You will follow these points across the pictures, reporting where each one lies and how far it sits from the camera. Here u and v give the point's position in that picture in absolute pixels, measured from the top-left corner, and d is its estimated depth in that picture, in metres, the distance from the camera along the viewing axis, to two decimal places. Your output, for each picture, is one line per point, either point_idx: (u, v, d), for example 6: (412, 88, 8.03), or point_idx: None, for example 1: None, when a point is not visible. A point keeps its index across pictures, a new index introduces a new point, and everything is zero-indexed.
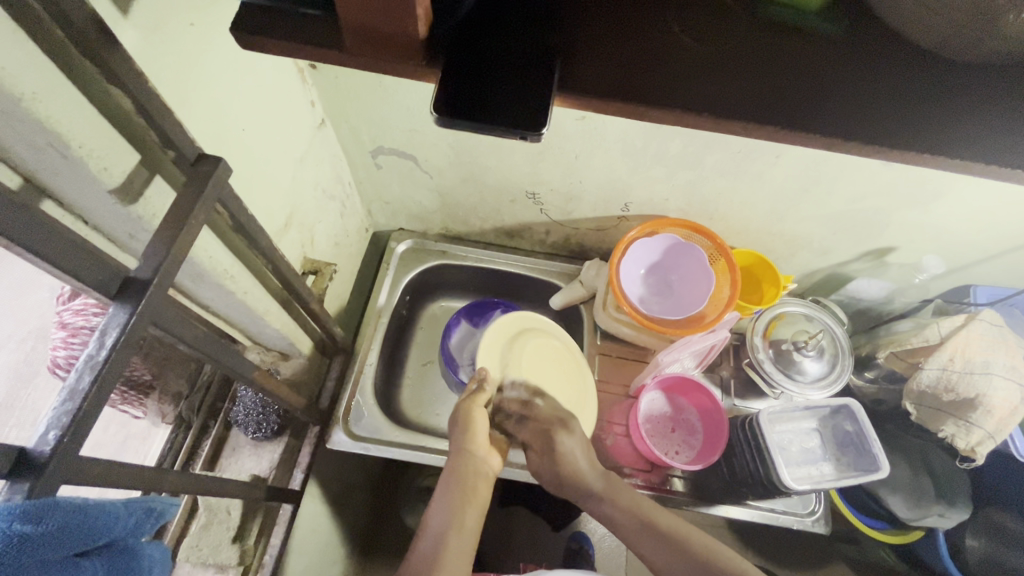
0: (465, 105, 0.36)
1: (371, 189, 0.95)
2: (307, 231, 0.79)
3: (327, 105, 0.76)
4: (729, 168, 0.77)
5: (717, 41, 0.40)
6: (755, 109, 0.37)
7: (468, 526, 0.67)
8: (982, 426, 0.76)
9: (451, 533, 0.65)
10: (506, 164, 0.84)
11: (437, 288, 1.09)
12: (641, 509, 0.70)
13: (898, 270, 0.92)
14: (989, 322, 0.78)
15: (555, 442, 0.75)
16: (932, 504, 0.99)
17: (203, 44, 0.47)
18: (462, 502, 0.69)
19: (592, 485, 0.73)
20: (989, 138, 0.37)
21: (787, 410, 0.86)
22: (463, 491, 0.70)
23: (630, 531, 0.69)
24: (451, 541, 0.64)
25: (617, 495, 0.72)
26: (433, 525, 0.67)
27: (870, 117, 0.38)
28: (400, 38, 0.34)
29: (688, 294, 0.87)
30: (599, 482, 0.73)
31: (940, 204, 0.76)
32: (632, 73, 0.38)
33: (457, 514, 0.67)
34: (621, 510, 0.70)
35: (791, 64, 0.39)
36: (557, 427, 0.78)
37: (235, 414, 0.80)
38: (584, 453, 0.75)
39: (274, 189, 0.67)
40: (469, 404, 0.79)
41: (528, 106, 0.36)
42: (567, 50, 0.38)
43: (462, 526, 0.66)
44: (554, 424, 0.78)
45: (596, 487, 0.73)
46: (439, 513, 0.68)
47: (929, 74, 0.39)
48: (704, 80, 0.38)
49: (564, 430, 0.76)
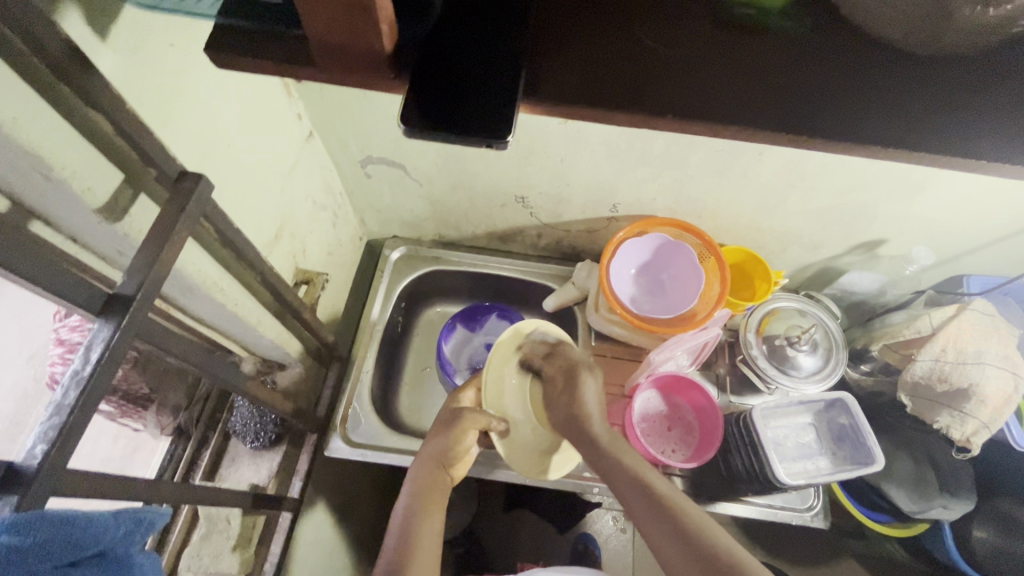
0: (432, 116, 0.36)
1: (363, 198, 0.97)
2: (299, 241, 0.80)
3: (314, 118, 0.77)
4: (715, 166, 0.78)
5: (682, 44, 0.40)
6: (719, 110, 0.38)
7: (431, 526, 0.65)
8: (977, 416, 0.76)
9: (418, 536, 0.63)
10: (494, 169, 0.84)
11: (432, 294, 1.10)
12: (646, 476, 0.64)
13: (890, 262, 0.92)
14: (980, 312, 0.78)
15: (578, 377, 0.75)
16: (935, 497, 0.99)
17: (184, 64, 0.48)
18: (424, 506, 0.67)
19: (600, 438, 0.69)
20: (956, 129, 0.37)
21: (782, 405, 0.86)
22: (427, 498, 0.68)
23: (630, 497, 0.63)
24: (419, 545, 0.62)
25: (619, 453, 0.67)
26: (397, 521, 0.65)
27: (831, 114, 0.38)
28: (366, 52, 0.35)
29: (679, 293, 0.88)
30: (605, 434, 0.70)
31: (927, 195, 0.76)
32: (598, 81, 0.38)
33: (421, 517, 0.65)
34: (623, 469, 0.65)
35: (757, 64, 0.40)
36: (580, 367, 0.77)
37: (233, 424, 0.81)
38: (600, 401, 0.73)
39: (263, 203, 0.68)
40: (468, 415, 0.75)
41: (495, 113, 0.36)
42: (532, 60, 0.39)
43: (428, 527, 0.64)
44: (581, 365, 0.77)
45: (602, 438, 0.69)
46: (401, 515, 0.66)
47: (896, 68, 0.40)
48: (670, 83, 0.39)
49: (588, 371, 0.76)
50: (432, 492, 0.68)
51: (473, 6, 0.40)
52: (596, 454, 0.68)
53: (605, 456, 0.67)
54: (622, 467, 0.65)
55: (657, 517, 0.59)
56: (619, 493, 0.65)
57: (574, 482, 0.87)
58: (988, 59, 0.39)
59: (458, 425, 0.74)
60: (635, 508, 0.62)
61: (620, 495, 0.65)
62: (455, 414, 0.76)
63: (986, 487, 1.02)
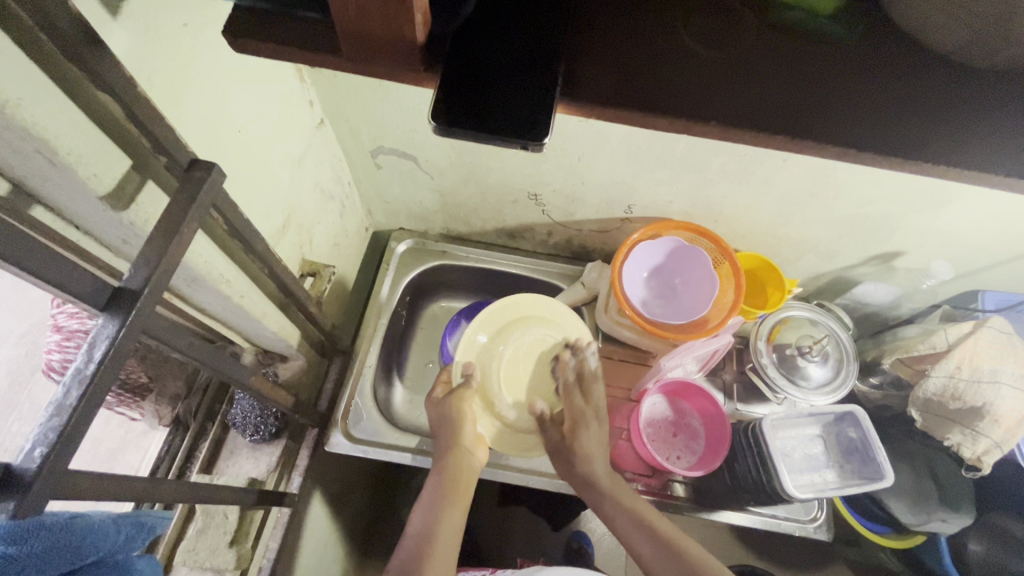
0: (466, 113, 0.34)
1: (371, 188, 0.94)
2: (306, 232, 0.78)
3: (326, 105, 0.74)
4: (736, 171, 0.76)
5: (726, 47, 0.38)
6: (762, 118, 0.36)
7: (452, 520, 0.64)
8: (989, 435, 0.75)
9: (440, 527, 0.63)
10: (508, 165, 0.82)
11: (437, 288, 1.08)
12: (646, 514, 0.66)
13: (905, 275, 0.90)
14: (997, 330, 0.76)
15: (578, 432, 0.73)
16: (935, 510, 1.00)
17: (197, 45, 0.46)
18: (445, 500, 0.67)
19: (600, 481, 0.70)
20: (1011, 149, 0.36)
21: (791, 416, 0.84)
22: (449, 489, 0.68)
23: (631, 536, 0.65)
24: (440, 534, 0.62)
25: (619, 495, 0.68)
26: (420, 512, 0.66)
27: (877, 126, 0.36)
28: (395, 44, 0.33)
29: (691, 299, 0.87)
30: (606, 475, 0.70)
31: (950, 210, 0.74)
32: (639, 81, 0.36)
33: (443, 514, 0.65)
34: (623, 509, 0.67)
35: (804, 72, 0.38)
36: (588, 416, 0.75)
37: (232, 416, 0.78)
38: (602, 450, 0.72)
39: (272, 192, 0.66)
40: (453, 399, 0.78)
41: (531, 112, 0.34)
42: (569, 56, 0.37)
43: (449, 521, 0.64)
44: (590, 415, 0.75)
45: (602, 482, 0.69)
46: (421, 509, 0.66)
47: (950, 82, 0.38)
48: (714, 88, 0.37)
49: (593, 423, 0.74)
50: (455, 486, 0.69)
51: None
52: (597, 496, 0.69)
53: (606, 499, 0.69)
54: (623, 507, 0.67)
55: (662, 552, 0.61)
56: (616, 531, 0.67)
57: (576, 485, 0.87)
58: None
59: (454, 405, 0.77)
60: (635, 547, 0.64)
61: (618, 532, 0.67)
62: (444, 399, 0.78)
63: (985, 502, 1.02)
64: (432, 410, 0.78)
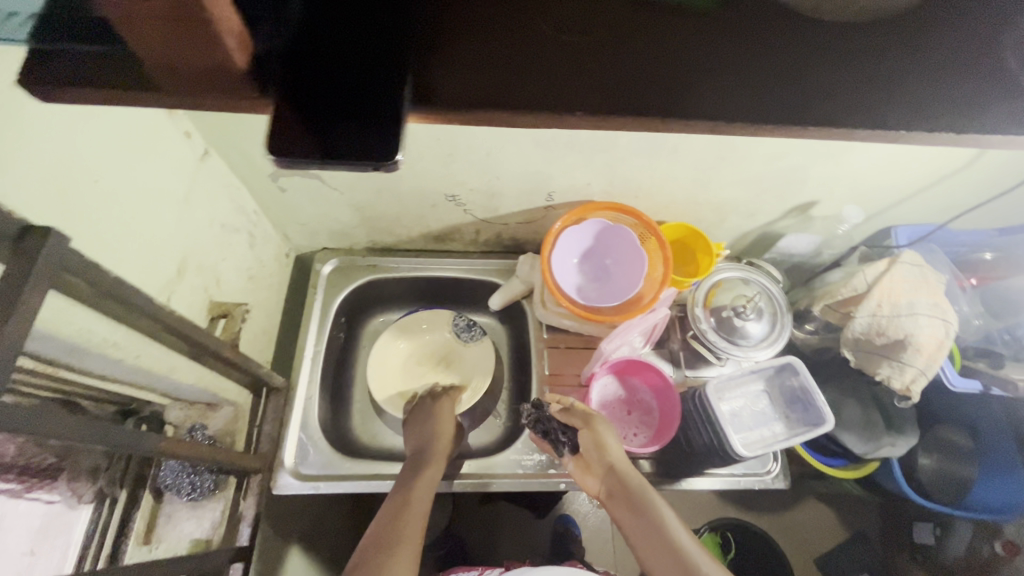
0: (306, 138, 0.31)
1: (281, 214, 0.89)
2: (210, 272, 0.72)
3: (205, 133, 0.69)
4: (645, 145, 0.74)
5: (589, 29, 0.37)
6: (631, 103, 0.35)
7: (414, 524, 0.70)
8: (914, 364, 0.78)
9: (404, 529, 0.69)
10: (418, 170, 0.79)
11: (375, 305, 1.04)
12: (663, 521, 0.68)
13: (822, 223, 0.92)
14: (909, 264, 0.81)
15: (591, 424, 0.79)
16: (884, 436, 1.07)
17: (5, 96, 0.41)
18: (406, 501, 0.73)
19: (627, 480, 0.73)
20: (873, 101, 0.36)
21: (734, 377, 0.86)
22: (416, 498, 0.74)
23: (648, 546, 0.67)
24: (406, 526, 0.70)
25: (640, 500, 0.71)
26: (377, 526, 0.71)
27: (740, 92, 0.36)
28: (213, 70, 0.30)
29: (625, 277, 0.86)
30: (631, 478, 0.74)
31: (850, 156, 0.76)
32: (500, 80, 0.34)
33: (407, 509, 0.72)
34: (637, 513, 0.70)
35: (667, 48, 0.37)
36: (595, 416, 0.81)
37: (163, 478, 0.74)
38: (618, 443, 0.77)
39: (158, 237, 0.61)
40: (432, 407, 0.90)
41: (379, 129, 0.31)
42: (419, 58, 0.34)
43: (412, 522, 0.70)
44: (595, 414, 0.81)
45: (629, 482, 0.73)
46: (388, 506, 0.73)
47: (812, 38, 0.38)
48: (580, 76, 0.35)
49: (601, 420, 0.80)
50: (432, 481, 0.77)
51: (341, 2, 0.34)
52: (616, 502, 0.73)
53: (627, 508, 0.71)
54: (644, 513, 0.69)
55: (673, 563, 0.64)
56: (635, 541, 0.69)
57: (539, 481, 0.87)
58: (891, 22, 0.38)
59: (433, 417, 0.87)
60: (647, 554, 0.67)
61: (633, 542, 0.70)
62: (427, 410, 0.89)
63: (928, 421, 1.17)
64: (413, 423, 0.87)
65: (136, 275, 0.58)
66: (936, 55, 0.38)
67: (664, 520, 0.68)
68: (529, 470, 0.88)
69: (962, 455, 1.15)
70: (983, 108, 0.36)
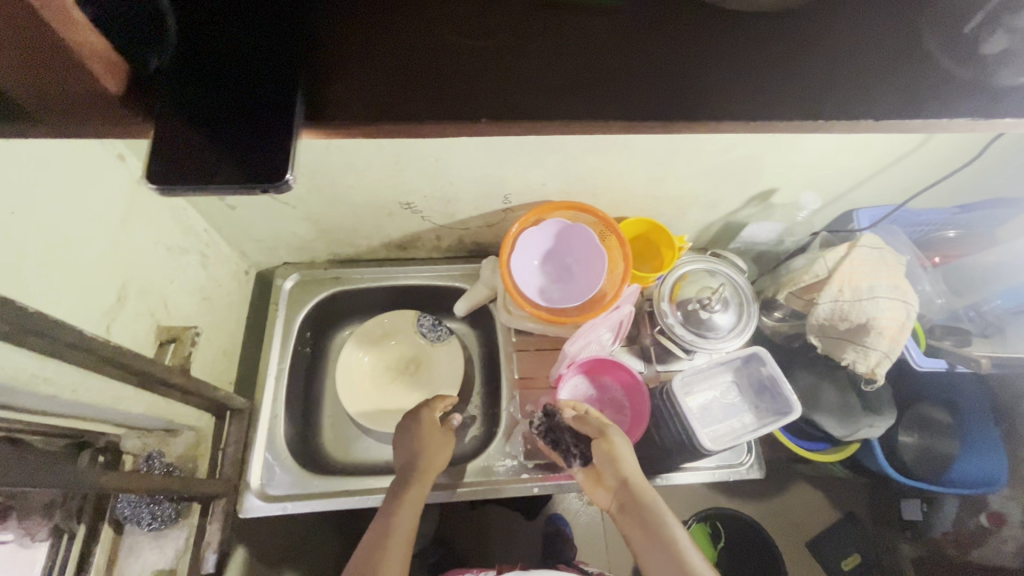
0: (189, 162, 0.30)
1: (234, 232, 0.86)
2: (155, 297, 0.70)
3: (138, 155, 0.66)
4: (596, 144, 0.73)
5: (493, 33, 0.36)
6: (540, 107, 0.34)
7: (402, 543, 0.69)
8: (878, 347, 0.79)
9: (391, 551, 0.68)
10: (368, 181, 0.77)
11: (342, 317, 1.03)
12: (673, 542, 0.65)
13: (783, 210, 0.92)
14: (869, 247, 0.80)
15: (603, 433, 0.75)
16: (862, 418, 1.07)
17: None
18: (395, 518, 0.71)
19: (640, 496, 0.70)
20: (779, 95, 0.37)
21: (701, 371, 0.85)
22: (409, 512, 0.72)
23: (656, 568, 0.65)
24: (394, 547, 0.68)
25: (648, 517, 0.68)
26: (367, 546, 0.69)
27: (648, 91, 0.36)
28: (81, 95, 0.28)
29: (586, 276, 0.85)
30: (643, 493, 0.70)
31: (803, 143, 0.75)
32: (404, 91, 0.33)
33: (397, 527, 0.70)
34: (646, 530, 0.67)
35: (574, 50, 0.36)
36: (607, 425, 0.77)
37: (121, 510, 0.72)
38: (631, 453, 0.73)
39: (93, 266, 0.59)
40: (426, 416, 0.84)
41: (266, 150, 0.30)
42: (314, 72, 0.33)
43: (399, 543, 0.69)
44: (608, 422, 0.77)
45: (640, 498, 0.69)
46: (381, 523, 0.71)
47: (720, 32, 0.38)
48: (485, 84, 0.34)
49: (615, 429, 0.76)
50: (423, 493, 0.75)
51: (223, 16, 0.32)
52: (627, 517, 0.70)
53: (637, 525, 0.68)
54: (654, 533, 0.66)
55: None
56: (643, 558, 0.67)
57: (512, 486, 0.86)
58: (796, 14, 0.39)
59: (428, 428, 0.82)
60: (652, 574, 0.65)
61: (642, 558, 0.67)
62: (420, 417, 0.84)
63: (909, 399, 1.18)
64: (409, 432, 0.83)
65: (71, 306, 0.56)
66: (843, 44, 0.38)
67: (673, 542, 0.65)
68: (501, 476, 0.87)
69: (945, 430, 1.15)
70: (888, 96, 0.37)
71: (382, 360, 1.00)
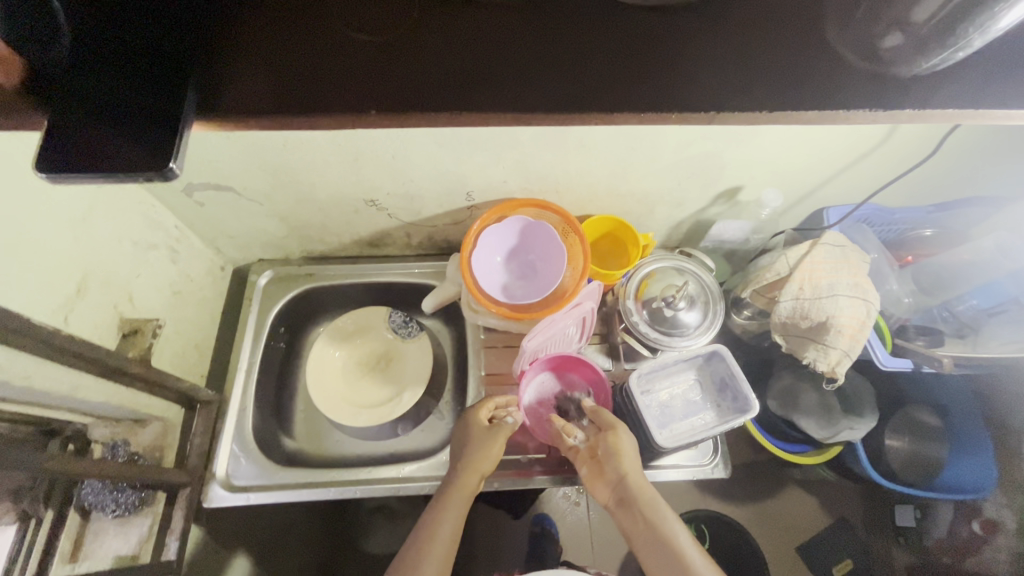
0: (78, 151, 0.31)
1: (205, 228, 0.89)
2: (119, 290, 0.72)
3: None
4: (550, 141, 0.74)
5: (395, 28, 0.37)
6: (434, 98, 0.36)
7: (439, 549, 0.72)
8: (837, 346, 0.78)
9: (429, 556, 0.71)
10: (329, 178, 0.79)
11: (317, 313, 1.05)
12: (672, 537, 0.69)
13: (750, 208, 0.92)
14: (831, 244, 0.80)
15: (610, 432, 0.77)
16: (841, 420, 1.06)
17: None
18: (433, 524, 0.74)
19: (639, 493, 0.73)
20: (678, 85, 0.37)
21: (662, 367, 0.85)
22: (448, 518, 0.74)
23: (655, 562, 0.69)
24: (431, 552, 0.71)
25: (648, 514, 0.71)
26: (408, 551, 0.72)
27: (541, 82, 0.37)
28: None
29: (548, 273, 0.86)
30: (643, 491, 0.73)
31: (760, 141, 0.74)
32: (293, 84, 0.35)
33: (434, 533, 0.73)
34: (646, 526, 0.71)
35: (472, 43, 0.37)
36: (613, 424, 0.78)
37: (87, 497, 0.73)
38: (634, 451, 0.76)
39: (51, 258, 0.61)
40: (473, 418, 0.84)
41: (153, 138, 0.31)
42: (208, 67, 0.34)
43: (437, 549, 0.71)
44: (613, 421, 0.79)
45: (640, 496, 0.72)
46: (421, 527, 0.74)
47: (621, 23, 0.39)
48: (382, 77, 0.36)
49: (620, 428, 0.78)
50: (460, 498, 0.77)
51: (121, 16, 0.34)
52: (627, 512, 0.73)
53: (637, 520, 0.71)
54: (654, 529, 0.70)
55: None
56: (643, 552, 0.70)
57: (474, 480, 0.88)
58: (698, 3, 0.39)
59: (475, 429, 0.83)
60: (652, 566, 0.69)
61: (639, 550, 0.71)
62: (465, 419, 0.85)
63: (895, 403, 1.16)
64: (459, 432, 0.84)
65: (27, 296, 0.59)
66: (744, 35, 0.39)
67: (672, 537, 0.69)
68: None
69: (933, 434, 1.13)
70: (786, 85, 0.37)
71: (355, 355, 1.01)
